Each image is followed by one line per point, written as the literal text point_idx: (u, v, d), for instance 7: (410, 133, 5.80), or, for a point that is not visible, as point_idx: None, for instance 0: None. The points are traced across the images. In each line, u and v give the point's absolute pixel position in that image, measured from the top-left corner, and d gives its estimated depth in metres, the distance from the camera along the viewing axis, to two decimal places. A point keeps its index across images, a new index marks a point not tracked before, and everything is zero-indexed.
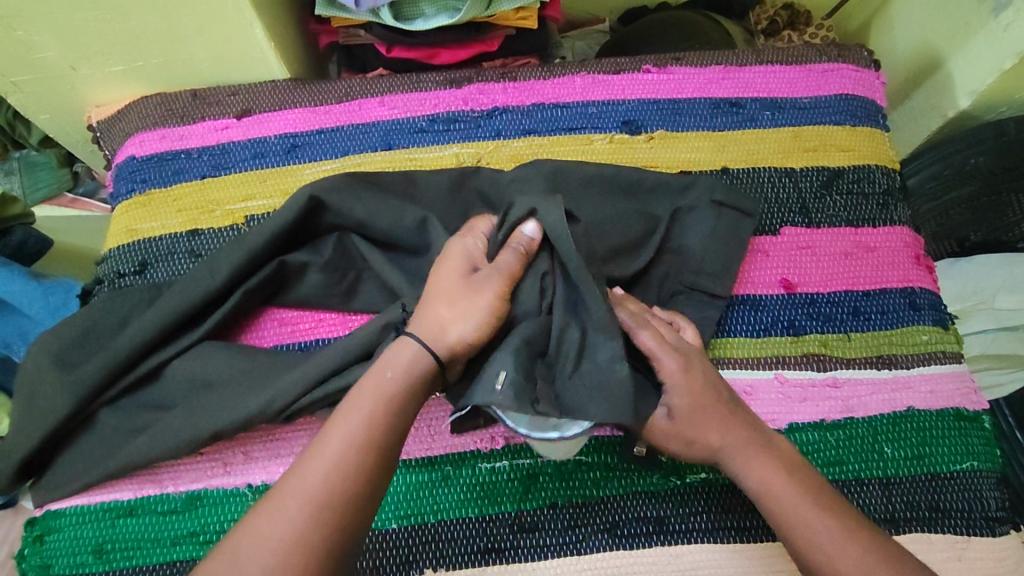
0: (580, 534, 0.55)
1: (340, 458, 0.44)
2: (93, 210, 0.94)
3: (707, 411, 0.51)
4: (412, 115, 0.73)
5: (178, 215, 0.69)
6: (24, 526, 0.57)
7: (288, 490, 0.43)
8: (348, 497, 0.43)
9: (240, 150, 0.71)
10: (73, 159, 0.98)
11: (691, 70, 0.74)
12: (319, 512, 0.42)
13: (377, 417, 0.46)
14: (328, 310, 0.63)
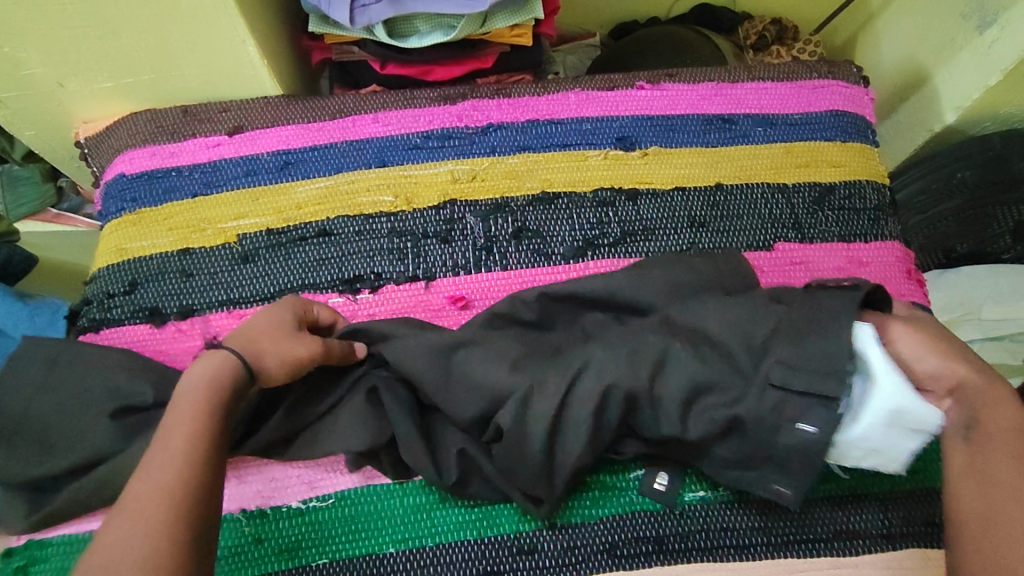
0: (579, 555, 0.54)
1: (160, 468, 0.45)
2: (79, 225, 0.93)
3: (995, 386, 0.49)
4: (407, 131, 0.72)
5: (169, 233, 0.68)
6: (3, 556, 0.55)
7: (125, 505, 0.44)
8: (190, 487, 0.45)
9: (232, 168, 0.71)
10: (57, 173, 0.96)
11: (683, 87, 0.75)
12: (166, 503, 0.44)
13: (196, 416, 0.48)
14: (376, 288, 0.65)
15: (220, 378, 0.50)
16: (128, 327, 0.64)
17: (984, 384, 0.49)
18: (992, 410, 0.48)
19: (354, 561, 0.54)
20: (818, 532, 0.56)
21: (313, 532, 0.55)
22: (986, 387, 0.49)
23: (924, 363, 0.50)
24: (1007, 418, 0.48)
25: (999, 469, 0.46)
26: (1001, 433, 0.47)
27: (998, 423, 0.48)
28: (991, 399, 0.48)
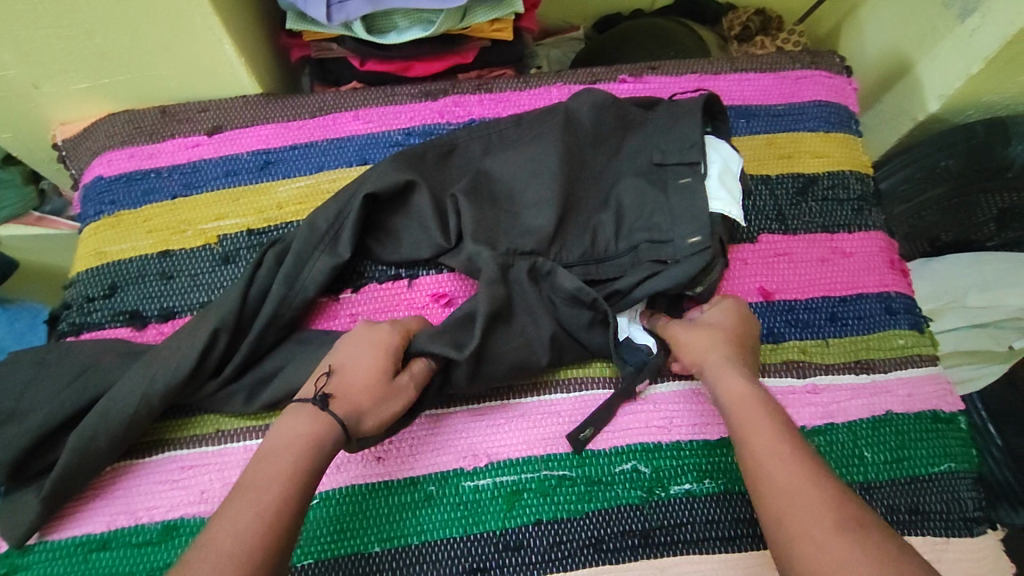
0: (565, 550, 0.54)
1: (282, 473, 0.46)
2: (61, 228, 0.91)
3: (724, 368, 0.54)
4: (388, 128, 0.72)
5: (148, 236, 0.67)
6: None
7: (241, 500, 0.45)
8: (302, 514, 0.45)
9: (212, 168, 0.70)
10: (39, 176, 0.97)
11: (666, 80, 0.75)
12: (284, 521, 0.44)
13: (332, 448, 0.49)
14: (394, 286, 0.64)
15: (323, 442, 0.49)
16: (107, 332, 0.63)
17: (707, 362, 0.56)
18: (730, 392, 0.53)
19: (338, 561, 0.53)
20: None
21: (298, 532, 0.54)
22: (720, 366, 0.55)
23: (679, 337, 0.59)
24: (733, 394, 0.52)
25: (753, 433, 0.49)
26: (741, 411, 0.51)
27: (734, 398, 0.52)
28: (722, 376, 0.54)
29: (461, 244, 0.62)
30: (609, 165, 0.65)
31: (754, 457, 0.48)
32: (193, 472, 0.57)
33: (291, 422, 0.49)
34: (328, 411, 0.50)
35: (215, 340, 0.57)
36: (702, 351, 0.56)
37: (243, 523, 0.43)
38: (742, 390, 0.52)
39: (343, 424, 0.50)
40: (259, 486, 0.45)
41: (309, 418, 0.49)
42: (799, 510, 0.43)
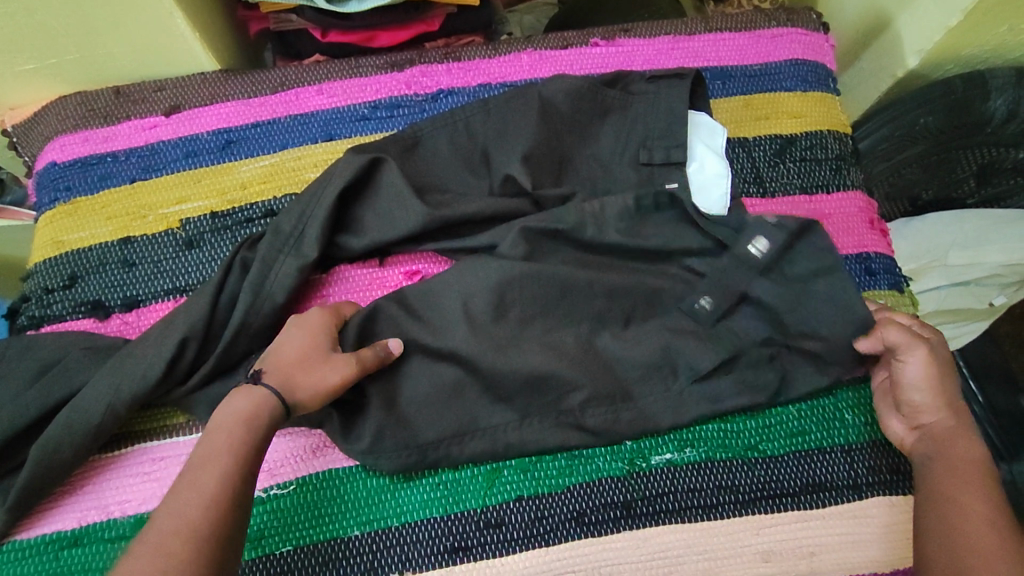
0: (548, 525, 0.54)
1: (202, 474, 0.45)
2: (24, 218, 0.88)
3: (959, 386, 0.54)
4: (353, 102, 0.70)
5: (108, 223, 0.65)
6: None
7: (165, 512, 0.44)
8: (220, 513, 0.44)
9: (171, 150, 0.67)
10: None
11: (639, 42, 0.73)
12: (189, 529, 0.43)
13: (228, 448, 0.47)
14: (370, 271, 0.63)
15: (256, 416, 0.49)
16: (69, 324, 0.61)
17: (941, 416, 0.52)
18: (966, 454, 0.51)
19: (318, 547, 0.53)
20: (785, 486, 0.56)
21: (274, 520, 0.54)
22: (935, 426, 0.52)
23: (914, 359, 0.53)
24: (974, 457, 0.50)
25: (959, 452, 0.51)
26: (964, 468, 0.50)
27: (953, 457, 0.51)
28: (951, 437, 0.51)
29: (432, 221, 0.60)
30: None
31: (983, 499, 0.48)
32: (164, 465, 0.56)
33: (232, 400, 0.50)
34: (260, 385, 0.50)
35: (180, 329, 0.55)
36: (934, 396, 0.52)
37: (184, 512, 0.43)
38: (979, 455, 0.51)
39: (277, 398, 0.50)
40: (199, 468, 0.46)
41: (246, 395, 0.50)
42: (1006, 553, 0.45)
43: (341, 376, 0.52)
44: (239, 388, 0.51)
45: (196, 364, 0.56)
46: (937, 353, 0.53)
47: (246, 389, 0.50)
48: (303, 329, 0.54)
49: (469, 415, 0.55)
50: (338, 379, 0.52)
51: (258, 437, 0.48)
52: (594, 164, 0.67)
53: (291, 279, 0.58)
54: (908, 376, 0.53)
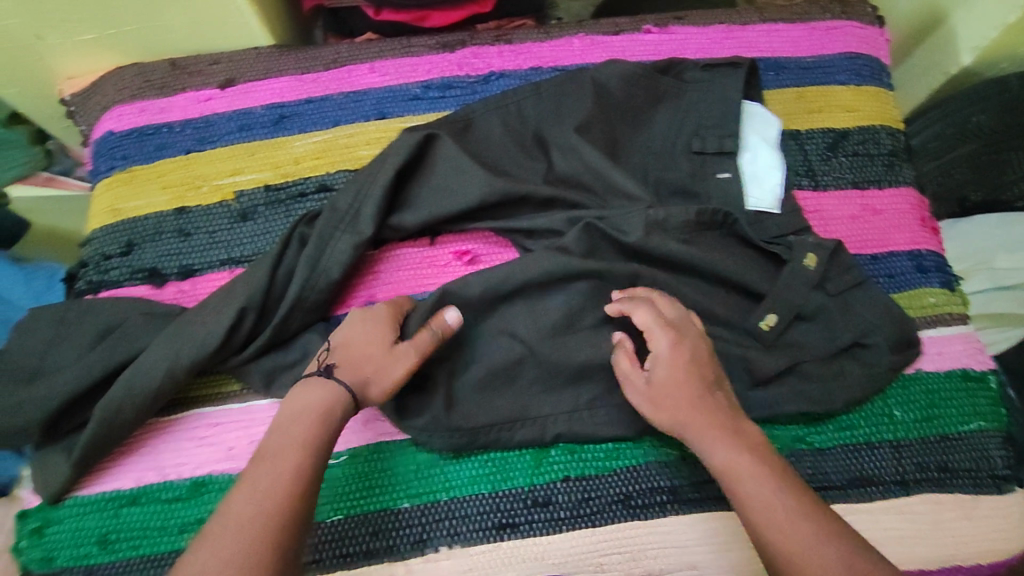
0: (595, 506, 0.55)
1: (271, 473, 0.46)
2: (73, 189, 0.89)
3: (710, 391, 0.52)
4: (405, 81, 0.70)
5: (164, 192, 0.66)
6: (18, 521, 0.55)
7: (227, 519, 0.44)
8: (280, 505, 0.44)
9: (226, 122, 0.68)
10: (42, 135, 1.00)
11: (693, 30, 0.72)
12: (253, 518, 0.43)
13: (301, 444, 0.48)
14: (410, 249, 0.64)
15: (333, 408, 0.50)
16: (126, 290, 0.62)
17: (692, 427, 0.50)
18: (716, 462, 0.49)
19: (368, 517, 0.54)
20: (832, 478, 0.56)
21: (325, 488, 0.55)
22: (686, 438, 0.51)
23: (641, 397, 0.53)
24: (730, 462, 0.48)
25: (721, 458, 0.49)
26: (743, 481, 0.47)
27: (723, 469, 0.49)
28: (708, 447, 0.50)
29: (485, 202, 0.61)
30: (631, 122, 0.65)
31: (761, 504, 0.46)
32: (218, 430, 0.57)
33: (307, 391, 0.51)
34: (335, 379, 0.51)
35: (239, 298, 0.56)
36: (678, 413, 0.51)
37: (262, 499, 0.44)
38: (742, 458, 0.48)
39: (348, 388, 0.51)
40: (279, 454, 0.47)
41: (316, 389, 0.51)
42: (829, 547, 0.44)
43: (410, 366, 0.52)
44: (308, 381, 0.52)
45: (253, 333, 0.57)
46: (657, 376, 0.52)
47: (315, 383, 0.51)
48: (370, 322, 0.54)
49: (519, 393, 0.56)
50: (402, 371, 0.52)
51: (333, 429, 0.49)
52: (645, 151, 0.67)
53: (345, 253, 0.59)
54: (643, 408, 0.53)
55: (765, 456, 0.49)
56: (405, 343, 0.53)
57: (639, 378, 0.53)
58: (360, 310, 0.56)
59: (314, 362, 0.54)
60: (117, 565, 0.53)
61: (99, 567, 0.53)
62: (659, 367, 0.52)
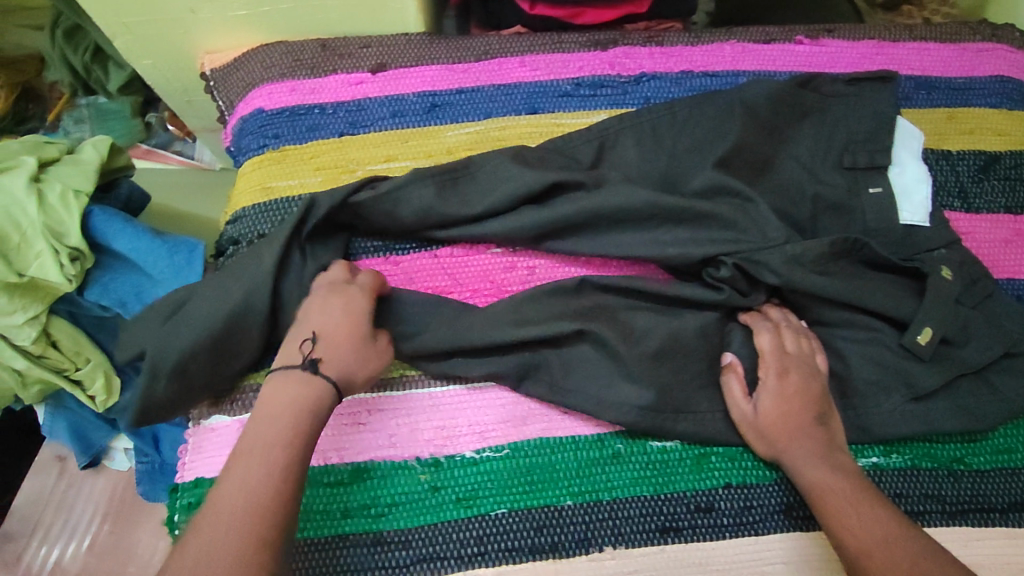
0: (755, 515, 0.56)
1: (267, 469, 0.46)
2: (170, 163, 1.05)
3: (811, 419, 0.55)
4: (556, 77, 0.69)
5: (316, 173, 0.65)
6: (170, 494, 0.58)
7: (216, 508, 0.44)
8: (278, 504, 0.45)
9: (378, 107, 0.68)
10: (147, 109, 1.05)
11: (843, 44, 0.72)
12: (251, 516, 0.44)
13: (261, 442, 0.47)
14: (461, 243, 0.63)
15: (317, 407, 0.50)
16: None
17: (790, 455, 0.55)
18: (813, 483, 0.53)
19: (532, 512, 0.55)
20: (991, 501, 0.56)
21: (489, 481, 0.56)
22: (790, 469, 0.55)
23: (749, 432, 0.57)
24: (825, 481, 0.52)
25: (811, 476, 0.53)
26: (827, 500, 0.52)
27: (813, 487, 0.53)
28: (803, 471, 0.54)
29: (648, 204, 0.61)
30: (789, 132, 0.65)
31: (840, 518, 0.50)
32: (379, 416, 0.58)
33: (282, 388, 0.51)
34: (322, 376, 0.52)
35: None
36: (778, 443, 0.55)
37: (261, 487, 0.45)
38: (840, 477, 0.52)
39: (334, 382, 0.52)
40: (255, 453, 0.47)
41: (301, 384, 0.51)
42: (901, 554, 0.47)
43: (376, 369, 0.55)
44: (293, 373, 0.52)
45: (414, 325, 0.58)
46: (765, 412, 0.56)
47: (299, 376, 0.51)
48: (333, 309, 0.55)
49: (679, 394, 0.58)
50: (378, 368, 0.56)
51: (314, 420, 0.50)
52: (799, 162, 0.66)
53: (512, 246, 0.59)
54: (752, 443, 0.57)
55: (859, 484, 0.52)
56: (382, 340, 0.57)
57: (747, 411, 0.57)
58: (325, 281, 0.57)
59: (298, 352, 0.53)
60: None
61: None
62: (762, 404, 0.56)
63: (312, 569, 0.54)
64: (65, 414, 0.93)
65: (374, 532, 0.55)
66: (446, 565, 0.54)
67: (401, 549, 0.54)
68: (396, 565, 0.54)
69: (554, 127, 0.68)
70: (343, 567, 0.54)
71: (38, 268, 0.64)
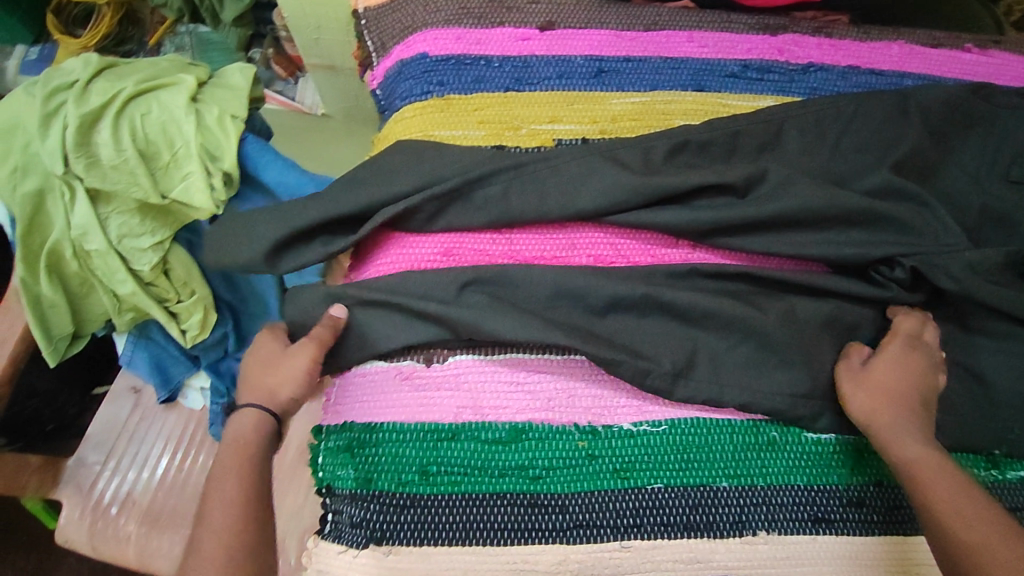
0: (904, 514, 0.56)
1: (226, 501, 0.52)
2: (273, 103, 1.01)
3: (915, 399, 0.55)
4: (724, 56, 0.69)
5: (480, 127, 0.64)
6: (316, 436, 0.57)
7: (198, 543, 0.50)
8: (229, 530, 0.50)
9: (545, 66, 0.67)
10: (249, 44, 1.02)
11: (1011, 56, 0.71)
12: (224, 539, 0.50)
13: (226, 476, 0.53)
14: (634, 232, 0.61)
15: (261, 444, 0.56)
16: (420, 252, 0.60)
17: (883, 425, 0.54)
18: (899, 456, 0.52)
19: (688, 489, 0.55)
20: None
21: (645, 455, 0.56)
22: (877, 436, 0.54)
23: (848, 380, 0.57)
24: (911, 462, 0.52)
25: (903, 448, 0.53)
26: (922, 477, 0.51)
27: (906, 463, 0.52)
28: (888, 442, 0.53)
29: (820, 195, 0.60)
30: (959, 139, 0.64)
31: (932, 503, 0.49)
32: (537, 378, 0.58)
33: (233, 426, 0.57)
34: (252, 404, 0.58)
35: None
36: (865, 400, 0.55)
37: (233, 500, 0.52)
38: (928, 465, 0.51)
39: (271, 414, 0.58)
40: (222, 481, 0.53)
41: (242, 419, 0.57)
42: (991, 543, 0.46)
43: (305, 360, 0.57)
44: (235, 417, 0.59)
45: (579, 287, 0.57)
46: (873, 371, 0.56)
47: (238, 417, 0.58)
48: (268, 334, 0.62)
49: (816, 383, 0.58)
50: (304, 360, 0.57)
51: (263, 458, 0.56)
52: None
53: (685, 222, 0.59)
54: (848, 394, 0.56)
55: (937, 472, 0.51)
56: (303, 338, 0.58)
57: (857, 366, 0.57)
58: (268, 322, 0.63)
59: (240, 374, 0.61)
60: (438, 497, 0.54)
61: (419, 496, 0.55)
62: (868, 366, 0.57)
63: (467, 524, 0.54)
64: (147, 344, 0.91)
65: (530, 493, 0.55)
66: (601, 533, 0.54)
67: (557, 513, 0.54)
68: (551, 529, 0.54)
69: (722, 106, 0.66)
70: (497, 524, 0.54)
71: (184, 191, 0.64)
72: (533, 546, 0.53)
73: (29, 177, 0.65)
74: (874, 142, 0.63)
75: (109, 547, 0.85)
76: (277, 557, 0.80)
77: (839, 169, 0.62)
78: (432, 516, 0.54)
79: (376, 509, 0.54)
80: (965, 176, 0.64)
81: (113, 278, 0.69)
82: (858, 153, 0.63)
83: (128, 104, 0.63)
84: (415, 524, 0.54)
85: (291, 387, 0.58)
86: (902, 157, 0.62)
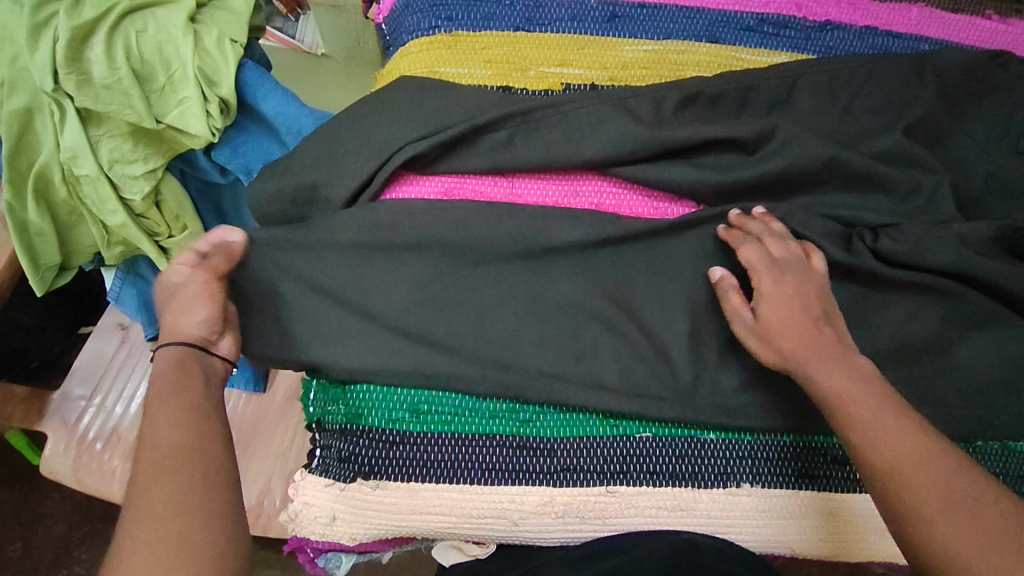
0: None
1: (160, 447, 0.45)
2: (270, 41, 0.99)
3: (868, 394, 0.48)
4: (741, 9, 0.67)
5: (487, 66, 0.62)
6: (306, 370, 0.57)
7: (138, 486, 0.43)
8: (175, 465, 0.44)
9: (558, 8, 0.65)
10: None
11: None
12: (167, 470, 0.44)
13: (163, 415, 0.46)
14: (634, 186, 0.60)
15: (185, 372, 0.50)
16: (420, 191, 0.59)
17: (794, 317, 0.52)
18: (799, 350, 0.50)
19: (675, 441, 0.55)
20: None
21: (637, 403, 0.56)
22: (767, 334, 0.52)
23: (767, 275, 0.54)
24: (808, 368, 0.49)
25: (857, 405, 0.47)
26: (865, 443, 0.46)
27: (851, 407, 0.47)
28: (765, 335, 0.52)
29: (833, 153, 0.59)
30: (968, 107, 0.64)
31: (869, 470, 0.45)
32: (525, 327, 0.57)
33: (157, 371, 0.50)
34: (162, 346, 0.52)
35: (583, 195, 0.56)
36: (797, 301, 0.52)
37: (167, 443, 0.45)
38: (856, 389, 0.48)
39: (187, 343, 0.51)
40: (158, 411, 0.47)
41: (165, 360, 0.51)
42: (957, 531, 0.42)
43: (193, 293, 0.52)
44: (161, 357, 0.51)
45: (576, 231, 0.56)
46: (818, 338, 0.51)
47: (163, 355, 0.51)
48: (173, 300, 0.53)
49: (778, 245, 0.55)
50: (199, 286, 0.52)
51: (200, 380, 0.50)
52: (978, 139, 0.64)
53: (688, 176, 0.58)
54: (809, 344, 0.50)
55: (886, 410, 0.47)
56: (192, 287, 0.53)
57: (812, 276, 0.54)
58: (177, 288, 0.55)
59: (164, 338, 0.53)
60: (429, 435, 0.54)
61: (410, 433, 0.54)
62: (815, 282, 0.54)
63: (457, 462, 0.54)
64: (135, 282, 0.89)
65: (520, 436, 0.55)
66: (587, 478, 0.54)
67: (547, 457, 0.54)
68: (540, 471, 0.54)
69: (735, 60, 0.65)
70: (487, 463, 0.54)
71: (179, 115, 0.62)
72: (520, 486, 0.54)
73: (16, 95, 0.63)
74: (885, 105, 0.62)
75: (95, 481, 0.85)
76: (261, 497, 0.81)
77: (848, 130, 0.61)
78: (421, 452, 0.54)
79: (366, 444, 0.54)
80: (971, 145, 0.63)
81: (104, 206, 0.67)
82: (869, 116, 0.62)
83: (123, 20, 0.61)
84: (403, 459, 0.54)
85: (194, 314, 0.52)
86: (914, 121, 0.61)
